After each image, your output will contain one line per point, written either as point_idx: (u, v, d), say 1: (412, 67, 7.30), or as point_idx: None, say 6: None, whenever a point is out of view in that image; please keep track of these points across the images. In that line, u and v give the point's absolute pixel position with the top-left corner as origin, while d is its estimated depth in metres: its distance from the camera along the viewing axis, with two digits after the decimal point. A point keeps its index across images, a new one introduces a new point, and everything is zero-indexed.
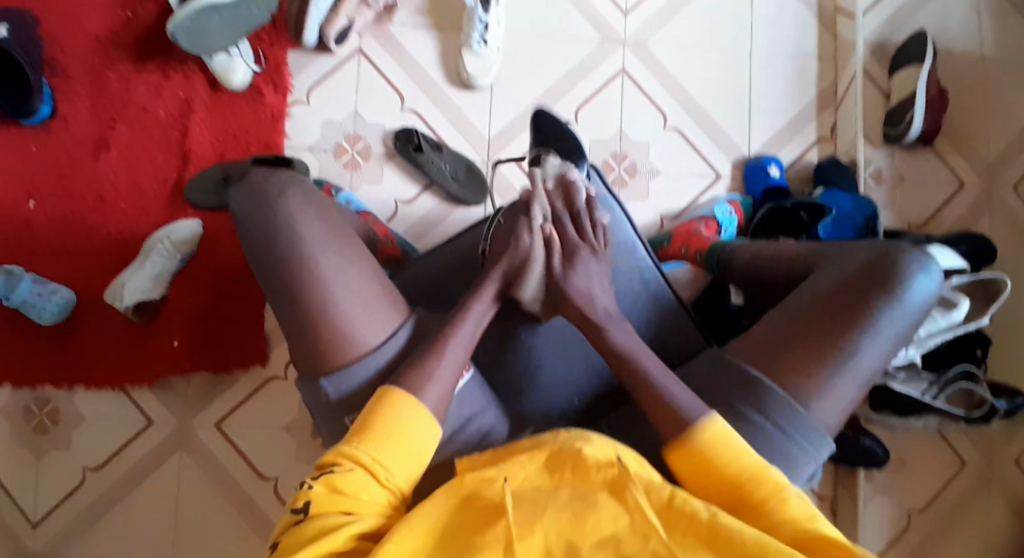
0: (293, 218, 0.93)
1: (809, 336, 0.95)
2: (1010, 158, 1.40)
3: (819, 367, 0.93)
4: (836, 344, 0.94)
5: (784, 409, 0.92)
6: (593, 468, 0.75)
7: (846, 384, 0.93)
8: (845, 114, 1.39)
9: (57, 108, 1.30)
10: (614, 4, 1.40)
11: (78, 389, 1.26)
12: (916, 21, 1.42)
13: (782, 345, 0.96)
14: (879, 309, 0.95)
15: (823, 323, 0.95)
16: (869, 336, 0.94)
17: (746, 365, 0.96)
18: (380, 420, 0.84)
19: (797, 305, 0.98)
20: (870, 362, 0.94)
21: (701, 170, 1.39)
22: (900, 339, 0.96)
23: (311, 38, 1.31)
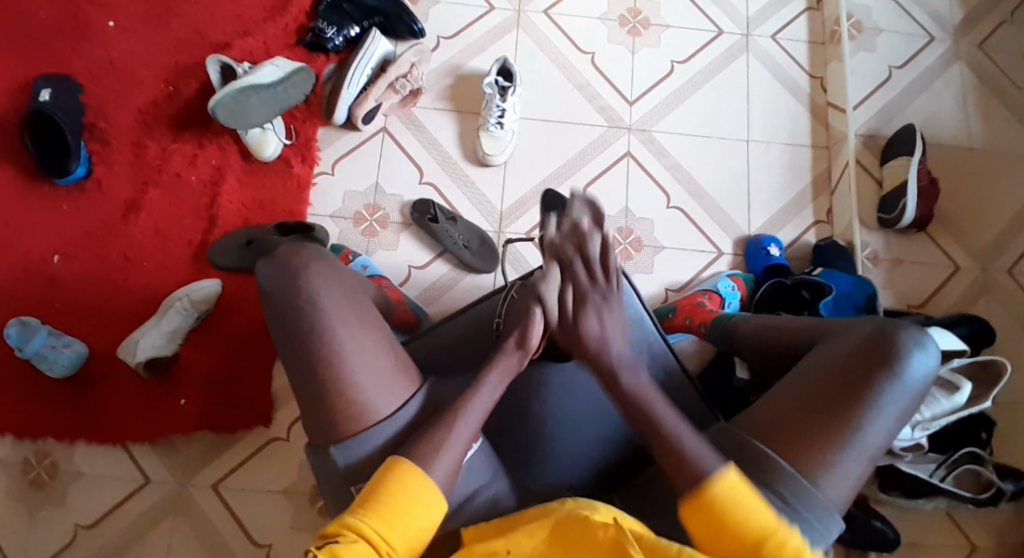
0: (298, 279, 0.98)
1: (813, 414, 0.97)
2: (1005, 243, 1.44)
3: (825, 445, 0.95)
4: (842, 422, 0.95)
5: (793, 488, 0.94)
6: (598, 528, 0.83)
7: (851, 462, 0.95)
8: (841, 199, 1.44)
9: (93, 170, 1.43)
10: (620, 94, 1.47)
11: (79, 446, 1.39)
12: (909, 112, 1.48)
13: (789, 423, 0.98)
14: (879, 385, 0.96)
15: (826, 400, 0.97)
16: (872, 413, 0.96)
17: (755, 442, 0.98)
18: (383, 491, 0.87)
19: (801, 379, 1.01)
20: (875, 439, 0.96)
21: (703, 247, 1.43)
22: (903, 414, 0.97)
23: (341, 116, 1.41)
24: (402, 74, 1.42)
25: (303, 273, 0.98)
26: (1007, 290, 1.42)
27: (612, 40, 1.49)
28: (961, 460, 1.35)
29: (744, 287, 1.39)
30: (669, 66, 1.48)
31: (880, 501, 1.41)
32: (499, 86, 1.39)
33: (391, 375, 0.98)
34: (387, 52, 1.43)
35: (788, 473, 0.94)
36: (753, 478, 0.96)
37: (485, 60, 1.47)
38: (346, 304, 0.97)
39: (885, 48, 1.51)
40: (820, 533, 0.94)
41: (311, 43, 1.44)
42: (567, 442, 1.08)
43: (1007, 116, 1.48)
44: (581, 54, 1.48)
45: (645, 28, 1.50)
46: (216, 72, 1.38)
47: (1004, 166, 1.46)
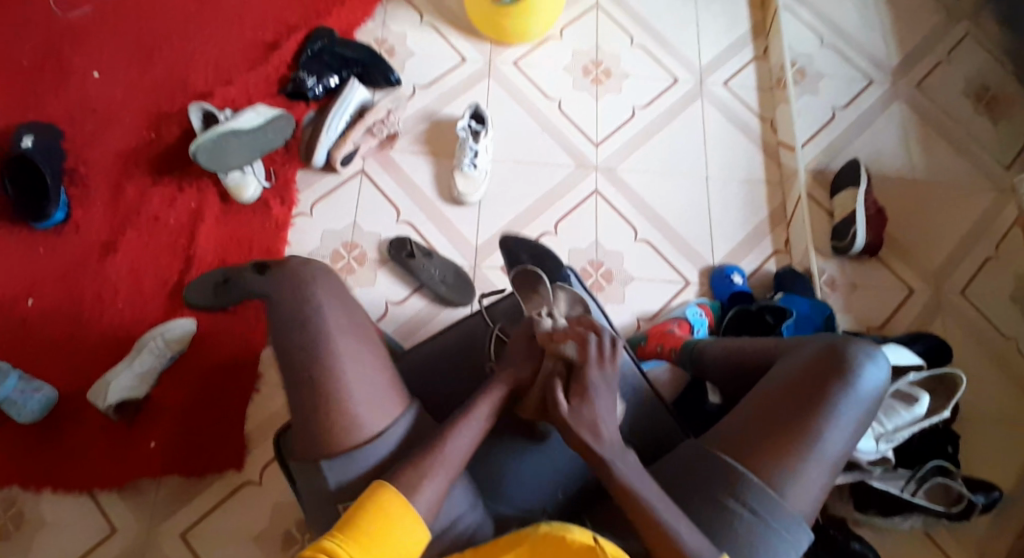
0: (290, 289, 1.01)
1: (776, 425, 1.01)
2: (953, 266, 1.53)
3: (789, 454, 0.99)
4: (805, 431, 1.00)
5: (763, 498, 0.97)
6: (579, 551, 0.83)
7: (815, 470, 1.00)
8: (797, 229, 1.53)
9: (71, 214, 1.44)
10: (586, 136, 1.55)
11: (45, 493, 1.35)
12: (855, 147, 1.59)
13: (755, 436, 1.02)
14: (836, 395, 1.02)
15: (788, 412, 1.02)
16: (831, 422, 1.01)
17: (724, 456, 1.01)
18: (364, 514, 0.85)
19: (763, 394, 1.05)
20: (836, 447, 1.01)
21: (670, 277, 1.49)
22: (859, 424, 1.03)
23: (320, 159, 1.47)
24: (380, 119, 1.49)
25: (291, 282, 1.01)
26: (957, 310, 1.50)
27: (576, 87, 1.59)
28: (930, 475, 1.36)
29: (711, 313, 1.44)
30: (630, 110, 1.58)
31: (859, 522, 1.42)
32: (471, 129, 1.46)
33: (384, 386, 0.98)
34: (365, 100, 1.50)
35: (756, 483, 0.98)
36: (723, 491, 0.98)
37: (458, 106, 1.55)
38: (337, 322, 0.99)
39: (828, 91, 1.63)
40: (789, 543, 0.97)
41: (292, 92, 1.51)
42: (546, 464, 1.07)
43: (945, 148, 1.60)
44: (548, 100, 1.57)
45: (607, 76, 1.60)
46: (199, 119, 1.43)
47: (944, 195, 1.57)
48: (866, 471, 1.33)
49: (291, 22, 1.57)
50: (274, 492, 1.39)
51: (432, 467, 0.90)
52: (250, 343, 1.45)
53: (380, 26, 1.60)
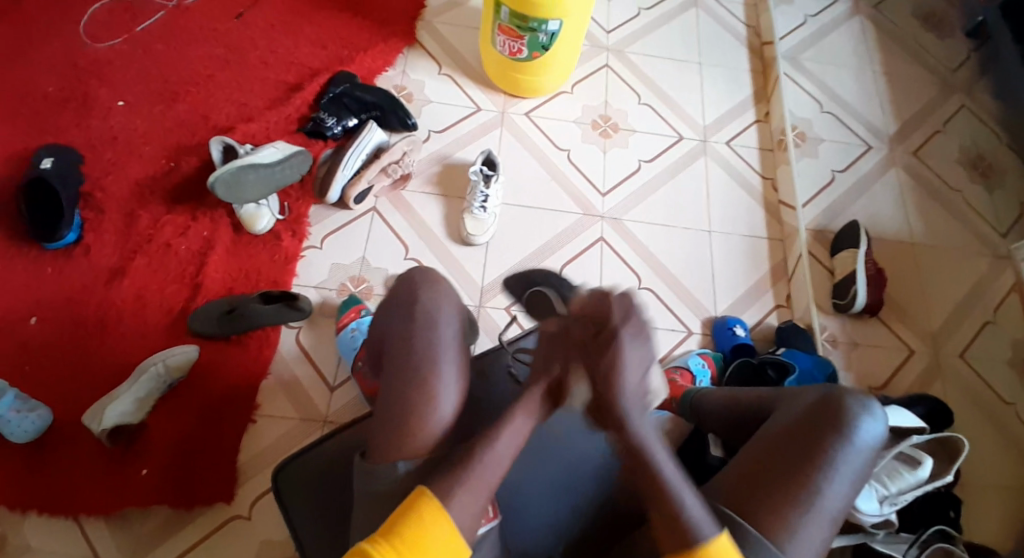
0: None
1: (775, 477, 1.01)
2: (952, 330, 1.55)
3: (789, 506, 0.99)
4: (804, 484, 1.00)
5: (763, 554, 0.96)
6: None
7: (815, 525, 0.99)
8: (797, 285, 1.56)
9: (84, 238, 1.46)
10: (593, 186, 1.60)
11: (30, 518, 1.31)
12: (853, 209, 1.64)
13: (755, 489, 1.01)
14: (834, 448, 1.02)
15: (787, 465, 1.02)
16: (830, 475, 1.01)
17: (724, 508, 1.01)
18: (403, 525, 0.89)
19: (762, 446, 1.05)
20: (836, 501, 1.00)
21: (673, 326, 1.51)
22: (859, 477, 1.02)
23: (334, 195, 1.49)
24: (395, 160, 1.52)
25: None
26: (956, 371, 1.52)
27: (585, 140, 1.64)
28: (932, 539, 1.33)
29: (713, 364, 1.45)
30: (637, 164, 1.63)
31: None
32: (483, 174, 1.50)
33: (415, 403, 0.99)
34: (382, 141, 1.54)
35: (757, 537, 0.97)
36: None
37: (470, 152, 1.60)
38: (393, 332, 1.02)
39: (826, 155, 1.69)
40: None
41: (311, 130, 1.55)
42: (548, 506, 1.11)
43: (942, 214, 1.65)
44: (558, 150, 1.62)
45: (615, 131, 1.66)
46: (219, 152, 1.47)
47: (942, 259, 1.61)
48: (867, 534, 1.31)
49: (314, 66, 1.63)
50: (260, 529, 1.35)
51: None
52: (253, 374, 1.43)
53: (400, 74, 1.66)
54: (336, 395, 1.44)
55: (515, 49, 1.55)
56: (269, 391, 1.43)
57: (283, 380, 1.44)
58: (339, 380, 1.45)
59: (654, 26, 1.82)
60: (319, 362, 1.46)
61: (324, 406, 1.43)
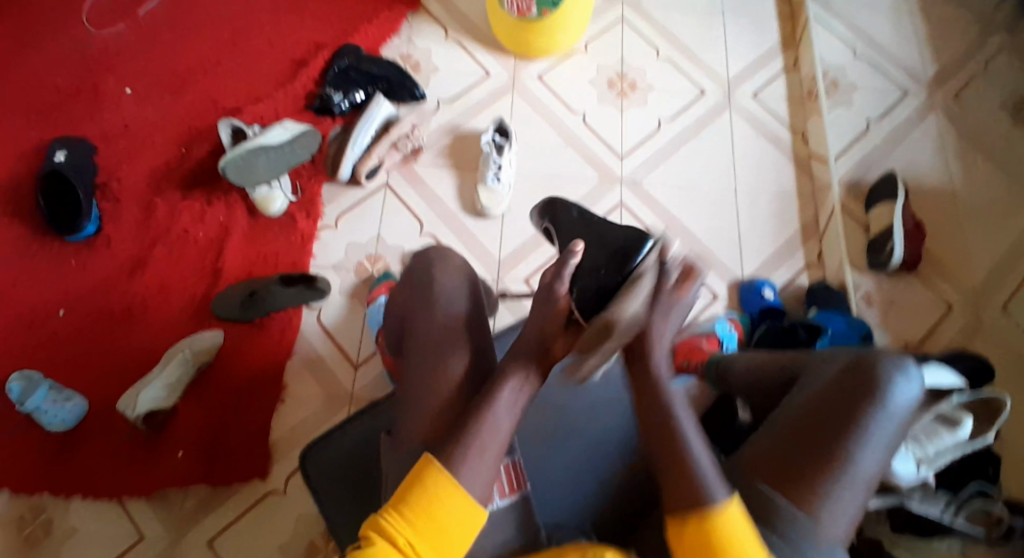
0: None
1: (804, 445, 0.94)
2: (996, 283, 1.47)
3: (818, 477, 0.92)
4: (834, 451, 0.92)
5: (793, 530, 0.90)
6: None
7: (847, 495, 0.92)
8: (830, 243, 1.49)
9: (103, 229, 1.48)
10: (611, 149, 1.54)
11: (74, 502, 1.34)
12: (891, 160, 1.55)
13: (782, 461, 0.94)
14: (866, 412, 0.94)
15: (817, 433, 0.94)
16: (862, 441, 0.93)
17: (752, 482, 0.94)
18: (411, 492, 0.85)
19: (793, 413, 0.98)
20: (870, 468, 0.92)
21: (698, 290, 1.46)
22: (896, 441, 0.94)
23: (346, 172, 1.48)
24: (404, 134, 1.51)
25: None
26: (1001, 328, 1.44)
27: (602, 100, 1.58)
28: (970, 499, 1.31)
29: (738, 326, 1.38)
30: (657, 122, 1.57)
31: (895, 544, 1.34)
32: (494, 143, 1.47)
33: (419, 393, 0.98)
34: (390, 115, 1.51)
35: (783, 511, 0.91)
36: (751, 521, 0.92)
37: (482, 120, 1.55)
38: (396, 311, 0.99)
39: (861, 102, 1.60)
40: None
41: (319, 107, 1.53)
42: None
43: (986, 159, 1.55)
44: (573, 114, 1.56)
45: (633, 90, 1.59)
46: (228, 135, 1.46)
47: (986, 209, 1.52)
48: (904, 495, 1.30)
49: (319, 40, 1.60)
50: (296, 505, 1.36)
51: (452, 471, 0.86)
52: (277, 355, 1.43)
53: (406, 42, 1.62)
54: (361, 371, 1.44)
55: (525, 9, 1.49)
56: (294, 371, 1.44)
57: (307, 359, 1.44)
58: (363, 356, 1.45)
59: None
60: (341, 340, 1.45)
61: (349, 383, 1.43)
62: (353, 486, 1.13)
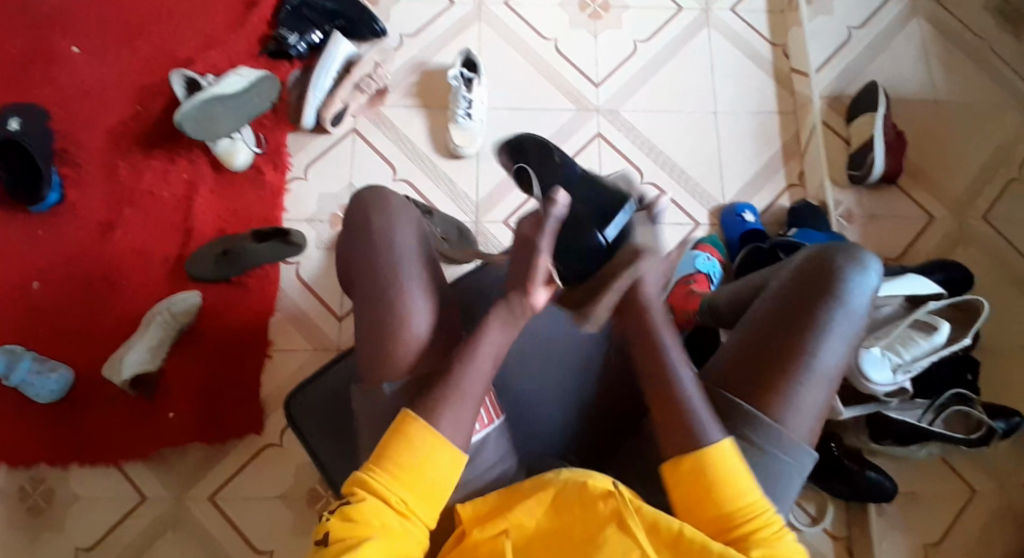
0: None
1: (768, 349, 0.97)
2: (976, 190, 1.46)
3: (784, 379, 0.95)
4: (797, 353, 0.96)
5: (761, 431, 0.94)
6: (598, 500, 0.85)
7: (811, 393, 0.96)
8: (811, 161, 1.46)
9: (66, 195, 1.42)
10: (586, 77, 1.49)
11: (73, 469, 1.36)
12: (872, 70, 1.51)
13: (749, 369, 0.98)
14: (827, 312, 0.97)
15: (780, 338, 0.97)
16: (822, 337, 0.96)
17: (721, 391, 0.99)
18: (395, 449, 0.85)
19: (754, 321, 1.01)
20: (833, 365, 0.96)
21: (680, 219, 1.44)
22: (856, 336, 0.98)
23: (309, 120, 1.42)
24: (368, 73, 1.44)
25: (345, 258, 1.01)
26: (980, 236, 1.44)
27: (573, 25, 1.51)
28: (948, 403, 1.34)
29: (717, 253, 1.40)
30: (632, 45, 1.51)
31: (874, 452, 1.42)
32: (463, 77, 1.40)
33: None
34: (351, 54, 1.45)
35: (753, 416, 0.95)
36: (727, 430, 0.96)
37: (448, 54, 1.50)
38: (375, 287, 0.97)
39: (842, 10, 1.55)
40: (792, 469, 0.95)
41: (274, 51, 1.45)
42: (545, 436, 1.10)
43: (967, 64, 1.52)
44: (545, 42, 1.50)
45: (606, 11, 1.53)
46: (182, 86, 1.39)
47: (967, 115, 1.49)
48: (882, 403, 1.32)
49: None
50: (295, 454, 1.39)
51: None
52: (261, 311, 1.43)
53: None
54: (345, 324, 1.44)
55: None
56: (279, 327, 1.44)
57: (291, 313, 1.44)
58: (346, 309, 1.45)
59: None
60: (323, 293, 1.45)
61: (336, 336, 1.44)
62: (342, 440, 1.17)
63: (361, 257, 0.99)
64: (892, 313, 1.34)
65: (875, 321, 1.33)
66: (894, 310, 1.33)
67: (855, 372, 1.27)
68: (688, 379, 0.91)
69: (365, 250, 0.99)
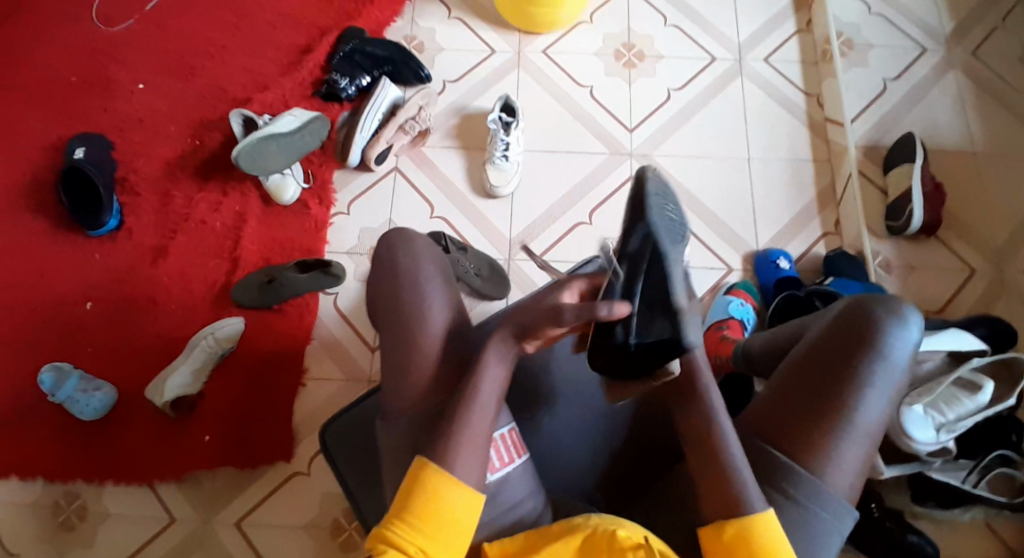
0: None
1: (807, 402, 0.96)
2: (1019, 243, 1.43)
3: (822, 434, 0.94)
4: (835, 406, 0.95)
5: (801, 487, 0.93)
6: (627, 550, 0.85)
7: (851, 448, 0.94)
8: (847, 209, 1.46)
9: (124, 222, 1.51)
10: (620, 123, 1.53)
11: (107, 486, 1.40)
12: (908, 120, 1.51)
13: (786, 422, 0.97)
14: (866, 364, 0.96)
15: (817, 390, 0.96)
16: (862, 391, 0.95)
17: (760, 443, 0.97)
18: (413, 499, 0.89)
19: (790, 370, 1.00)
20: (873, 421, 0.95)
21: (712, 263, 1.45)
22: (896, 391, 0.96)
23: (354, 158, 1.49)
24: (411, 116, 1.50)
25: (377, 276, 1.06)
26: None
27: (609, 73, 1.56)
28: (992, 465, 1.30)
29: (750, 299, 1.39)
30: (665, 93, 1.55)
31: (916, 514, 1.35)
32: (501, 122, 1.45)
33: (421, 369, 1.01)
34: (397, 98, 1.52)
35: (790, 469, 0.94)
36: (766, 483, 0.95)
37: (488, 98, 1.56)
38: None
39: (878, 62, 1.56)
40: (832, 527, 0.93)
41: (325, 93, 1.54)
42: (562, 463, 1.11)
43: (1007, 116, 1.51)
44: (580, 89, 1.55)
45: (640, 60, 1.57)
46: (239, 125, 1.47)
47: (1009, 168, 1.47)
48: (924, 462, 1.27)
49: (323, 25, 1.61)
50: (322, 482, 1.41)
51: (457, 453, 0.91)
52: (298, 339, 1.47)
53: (409, 23, 1.62)
54: (377, 355, 1.48)
55: None
56: (315, 355, 1.48)
57: (327, 343, 1.48)
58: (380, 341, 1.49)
59: None
60: (359, 325, 1.49)
61: (367, 366, 1.47)
62: (364, 462, 1.20)
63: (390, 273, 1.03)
64: (934, 368, 1.30)
65: (917, 378, 1.30)
66: (936, 365, 1.29)
67: (897, 431, 1.23)
68: (729, 426, 0.91)
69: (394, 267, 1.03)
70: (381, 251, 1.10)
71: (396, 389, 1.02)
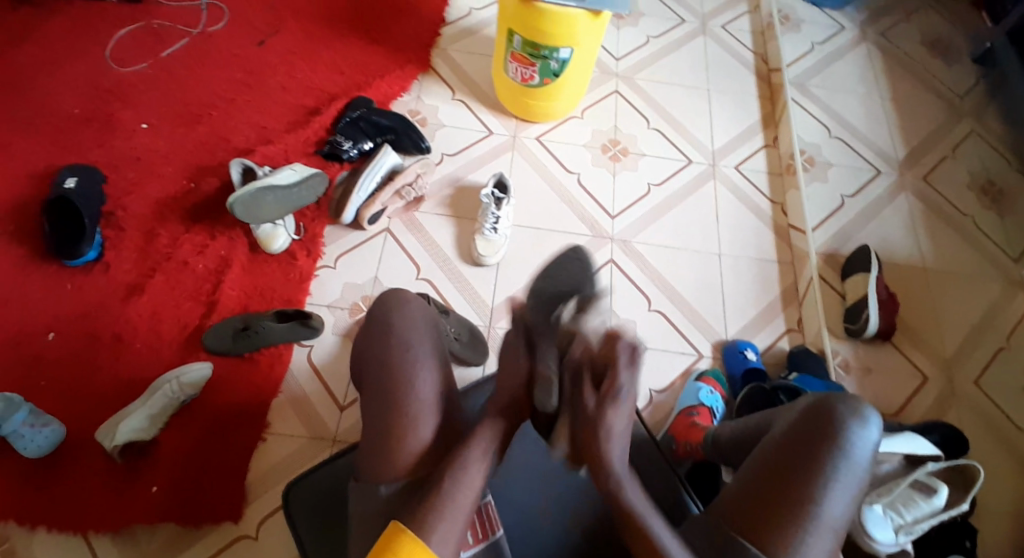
0: (362, 332, 1.08)
1: (775, 495, 0.98)
2: (965, 356, 1.55)
3: (789, 528, 0.97)
4: (802, 502, 0.97)
5: None
6: None
7: (816, 544, 0.97)
8: (808, 309, 1.56)
9: (103, 255, 1.48)
10: (604, 210, 1.62)
11: (39, 533, 1.29)
12: (864, 232, 1.66)
13: (755, 513, 0.98)
14: (830, 463, 0.99)
15: (784, 485, 0.99)
16: (828, 487, 0.98)
17: (729, 532, 0.99)
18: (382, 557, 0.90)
19: (759, 464, 1.02)
20: (836, 517, 0.97)
21: (684, 348, 1.51)
22: (858, 489, 0.99)
23: (349, 216, 1.53)
24: (408, 183, 1.56)
25: (387, 322, 1.06)
26: (971, 397, 1.51)
27: (595, 163, 1.68)
28: None
29: (718, 387, 1.44)
30: (646, 186, 1.66)
31: None
32: (494, 196, 1.51)
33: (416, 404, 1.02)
34: (396, 164, 1.57)
35: None
36: None
37: (482, 174, 1.64)
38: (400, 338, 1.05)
39: (836, 179, 1.72)
40: None
41: (327, 153, 1.60)
42: (543, 515, 1.10)
43: (952, 235, 1.67)
44: (568, 174, 1.65)
45: (625, 155, 1.70)
46: (238, 173, 1.50)
47: (955, 284, 1.62)
48: None
49: (332, 91, 1.69)
50: (270, 547, 1.32)
51: (441, 508, 0.94)
52: (265, 392, 1.42)
53: (415, 99, 1.72)
54: (345, 414, 1.43)
55: (528, 76, 1.59)
56: (279, 409, 1.42)
57: (294, 396, 1.43)
58: (349, 399, 1.45)
59: (666, 52, 1.87)
60: (330, 381, 1.45)
61: (334, 426, 1.42)
62: (329, 514, 1.13)
63: (397, 315, 1.07)
64: (892, 471, 1.29)
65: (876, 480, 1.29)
66: (893, 468, 1.28)
67: (859, 530, 1.21)
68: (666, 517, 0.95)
69: (405, 308, 1.08)
70: (384, 305, 1.10)
71: (390, 421, 1.01)
